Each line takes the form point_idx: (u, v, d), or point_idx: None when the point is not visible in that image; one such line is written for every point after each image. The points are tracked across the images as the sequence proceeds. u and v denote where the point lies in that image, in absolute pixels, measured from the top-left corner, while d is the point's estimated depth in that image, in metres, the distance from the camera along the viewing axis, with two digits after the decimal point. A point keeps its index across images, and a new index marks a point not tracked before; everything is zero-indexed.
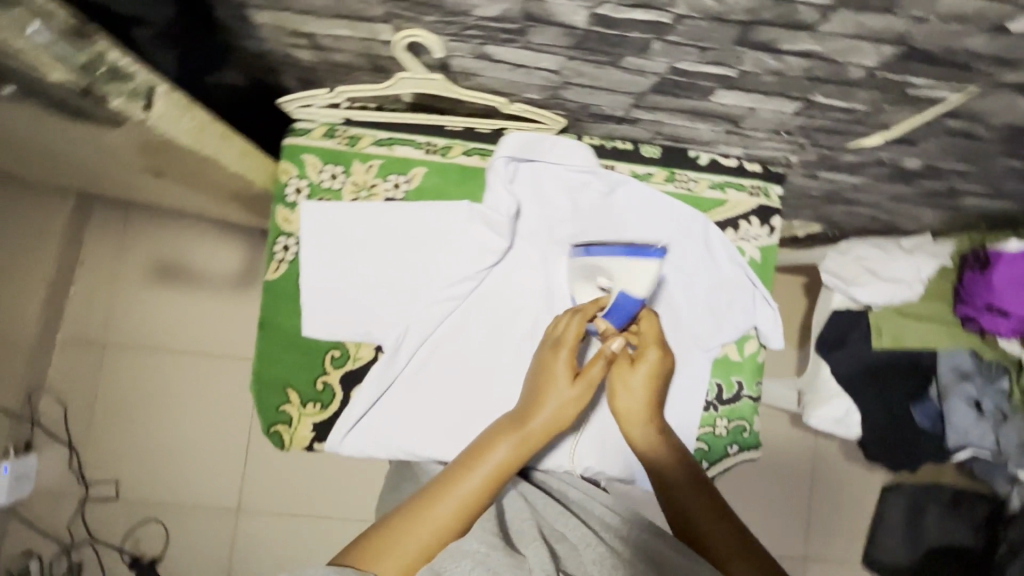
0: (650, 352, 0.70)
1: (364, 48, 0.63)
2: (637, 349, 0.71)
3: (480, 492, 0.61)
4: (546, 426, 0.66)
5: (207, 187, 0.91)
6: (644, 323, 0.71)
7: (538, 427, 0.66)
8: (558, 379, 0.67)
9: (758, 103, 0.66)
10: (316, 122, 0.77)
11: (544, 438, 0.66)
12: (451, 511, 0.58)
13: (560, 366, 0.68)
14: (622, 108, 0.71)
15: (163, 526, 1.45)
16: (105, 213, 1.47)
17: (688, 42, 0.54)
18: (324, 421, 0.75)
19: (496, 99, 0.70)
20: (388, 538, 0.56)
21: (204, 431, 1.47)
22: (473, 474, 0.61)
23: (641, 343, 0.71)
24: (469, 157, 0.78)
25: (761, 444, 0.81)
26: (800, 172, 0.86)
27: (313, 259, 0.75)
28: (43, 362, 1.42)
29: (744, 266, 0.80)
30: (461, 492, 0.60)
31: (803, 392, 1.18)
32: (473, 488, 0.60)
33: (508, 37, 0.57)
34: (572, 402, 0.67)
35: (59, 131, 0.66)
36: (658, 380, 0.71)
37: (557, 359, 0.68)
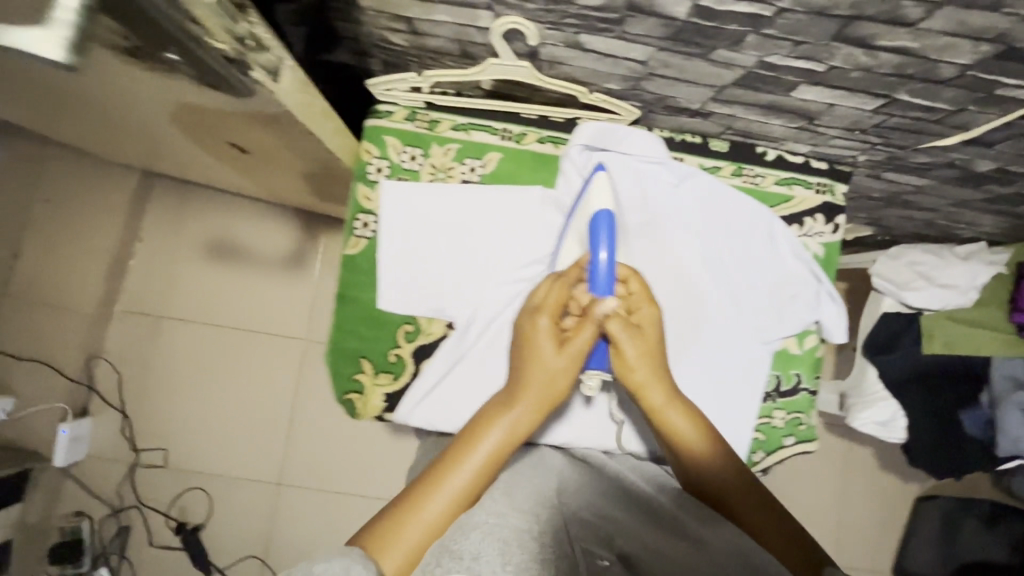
0: (644, 310, 0.71)
1: (459, 34, 0.66)
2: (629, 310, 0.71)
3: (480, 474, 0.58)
4: (542, 402, 0.64)
5: (282, 166, 0.95)
6: (633, 283, 0.71)
7: (535, 404, 0.64)
8: (544, 350, 0.66)
9: (839, 100, 0.67)
10: (398, 105, 0.81)
11: (535, 415, 0.63)
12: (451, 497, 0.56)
13: (545, 339, 0.66)
14: (700, 101, 0.73)
15: (207, 495, 1.49)
16: (164, 189, 1.52)
17: (785, 36, 0.55)
18: (395, 392, 0.79)
19: (578, 89, 0.72)
20: (387, 529, 0.53)
21: (250, 404, 1.51)
22: (470, 460, 0.59)
23: (634, 304, 0.71)
24: (543, 144, 0.81)
25: (816, 437, 0.83)
26: (865, 172, 0.87)
27: (393, 237, 0.78)
28: (100, 333, 1.49)
29: (808, 262, 0.81)
30: (461, 476, 0.57)
31: (847, 394, 1.19)
32: (472, 472, 0.58)
33: (604, 26, 0.59)
34: (561, 371, 0.65)
35: (167, 104, 0.69)
36: (654, 337, 0.70)
37: (540, 330, 0.67)
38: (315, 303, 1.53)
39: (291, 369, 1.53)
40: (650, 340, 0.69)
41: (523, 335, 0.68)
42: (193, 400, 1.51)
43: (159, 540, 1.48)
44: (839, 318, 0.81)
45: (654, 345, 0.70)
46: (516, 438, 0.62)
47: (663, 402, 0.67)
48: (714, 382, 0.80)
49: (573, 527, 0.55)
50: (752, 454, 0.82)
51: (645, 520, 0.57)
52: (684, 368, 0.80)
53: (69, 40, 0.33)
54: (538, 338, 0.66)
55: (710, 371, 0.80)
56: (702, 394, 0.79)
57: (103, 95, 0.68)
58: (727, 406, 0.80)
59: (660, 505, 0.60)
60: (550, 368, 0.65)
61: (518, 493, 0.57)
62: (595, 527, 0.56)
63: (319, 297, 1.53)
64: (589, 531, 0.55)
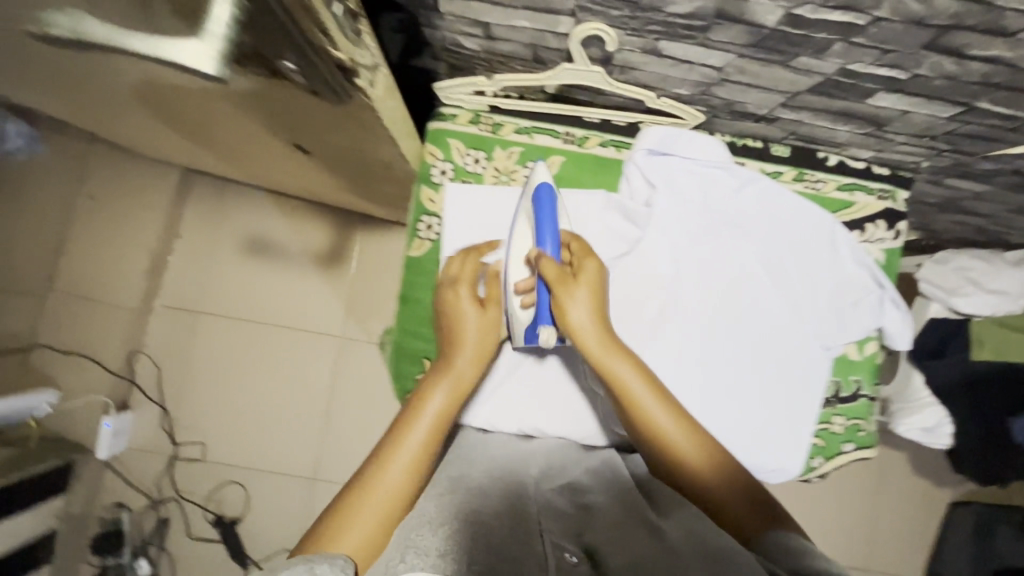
0: (588, 264, 0.71)
1: (534, 39, 0.66)
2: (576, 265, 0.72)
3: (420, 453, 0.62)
4: (472, 373, 0.69)
5: (337, 168, 0.95)
6: (575, 244, 0.73)
7: (469, 375, 0.69)
8: (466, 312, 0.71)
9: (915, 107, 0.67)
10: (462, 109, 0.82)
11: (471, 371, 0.70)
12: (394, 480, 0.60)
13: (465, 305, 0.71)
14: (768, 106, 0.73)
15: (243, 489, 1.51)
16: (203, 187, 1.55)
17: (874, 44, 0.55)
18: (457, 392, 0.80)
19: (646, 94, 0.73)
20: (334, 521, 0.57)
21: (286, 399, 1.53)
22: (409, 442, 0.63)
23: (579, 260, 0.72)
24: (605, 148, 0.83)
25: (876, 443, 0.84)
26: (926, 177, 0.86)
27: (458, 239, 0.79)
28: (141, 329, 1.52)
29: (871, 268, 0.81)
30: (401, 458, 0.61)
31: (890, 399, 1.18)
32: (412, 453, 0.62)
33: (687, 33, 0.59)
34: (485, 323, 0.71)
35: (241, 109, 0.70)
36: (600, 293, 0.71)
37: (460, 296, 0.72)
38: (351, 302, 1.54)
39: (325, 365, 1.53)
40: (596, 294, 0.70)
41: (451, 314, 0.72)
42: (230, 395, 1.52)
43: (196, 531, 1.50)
44: (902, 325, 0.81)
45: (601, 299, 0.71)
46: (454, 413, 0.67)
47: (609, 360, 0.68)
48: (772, 385, 0.81)
49: (542, 523, 0.53)
50: (811, 459, 0.83)
51: (618, 517, 0.55)
52: (743, 371, 0.81)
53: (219, 53, 0.33)
54: (463, 316, 0.71)
55: (767, 375, 0.81)
56: (760, 397, 0.81)
57: (180, 99, 0.69)
58: (784, 409, 0.81)
59: (638, 505, 0.58)
60: (475, 342, 0.70)
61: (469, 490, 0.56)
62: (569, 525, 0.53)
63: (354, 294, 1.54)
64: (560, 530, 0.52)
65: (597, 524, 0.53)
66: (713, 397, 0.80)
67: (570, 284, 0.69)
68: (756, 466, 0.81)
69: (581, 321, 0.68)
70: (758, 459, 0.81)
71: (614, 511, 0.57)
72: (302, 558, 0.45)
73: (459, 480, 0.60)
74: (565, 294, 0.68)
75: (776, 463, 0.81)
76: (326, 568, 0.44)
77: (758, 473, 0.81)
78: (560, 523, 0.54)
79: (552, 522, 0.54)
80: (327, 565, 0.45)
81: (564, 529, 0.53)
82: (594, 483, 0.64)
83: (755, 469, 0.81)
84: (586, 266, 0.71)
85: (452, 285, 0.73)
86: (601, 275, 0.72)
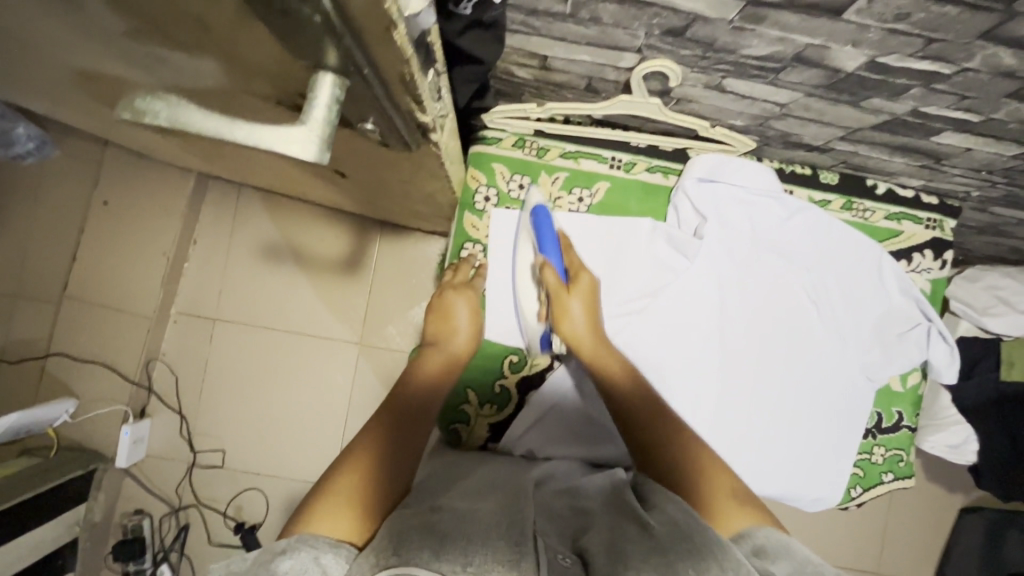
0: (582, 277, 0.75)
1: (592, 71, 0.64)
2: (571, 277, 0.76)
3: (411, 422, 0.66)
4: (452, 362, 0.76)
5: (367, 190, 0.91)
6: (571, 253, 0.78)
7: (452, 363, 0.76)
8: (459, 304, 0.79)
9: (980, 145, 0.65)
10: (507, 132, 0.81)
11: (464, 353, 0.77)
12: (393, 446, 0.61)
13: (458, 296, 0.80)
14: (825, 138, 0.71)
15: (264, 494, 1.37)
16: (223, 186, 1.41)
17: (954, 91, 0.54)
18: (499, 422, 0.82)
19: (702, 124, 0.70)
20: (343, 483, 0.55)
21: (308, 412, 1.38)
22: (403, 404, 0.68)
23: (574, 271, 0.76)
24: (651, 173, 0.81)
25: (914, 474, 0.85)
26: (972, 205, 0.85)
27: (506, 271, 0.81)
28: (158, 336, 1.36)
29: (919, 298, 0.81)
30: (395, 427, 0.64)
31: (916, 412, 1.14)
32: (403, 423, 0.65)
33: (758, 72, 0.57)
34: (475, 316, 0.79)
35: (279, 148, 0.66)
36: (593, 301, 0.75)
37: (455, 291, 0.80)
38: (370, 312, 1.39)
39: (345, 374, 1.39)
40: (590, 305, 0.74)
41: (442, 309, 0.79)
42: (252, 407, 1.38)
43: (217, 538, 1.36)
44: (947, 358, 0.81)
45: (598, 310, 0.75)
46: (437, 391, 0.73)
47: (604, 360, 0.72)
48: (817, 416, 0.81)
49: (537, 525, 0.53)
50: (850, 489, 0.84)
51: (610, 519, 0.55)
52: (789, 402, 0.81)
53: (323, 139, 0.31)
54: (456, 308, 0.78)
55: (811, 407, 0.81)
56: (805, 427, 0.81)
57: None
58: (827, 442, 0.81)
59: (626, 503, 0.57)
60: (462, 332, 0.78)
61: (470, 507, 0.53)
62: (564, 533, 0.55)
63: (373, 304, 1.39)
64: (555, 539, 0.53)
65: (597, 530, 0.53)
66: (759, 428, 0.80)
67: (567, 297, 0.73)
68: (796, 495, 0.81)
69: (577, 328, 0.73)
70: (799, 489, 0.81)
71: (602, 505, 0.59)
72: (307, 543, 0.48)
73: (461, 488, 0.62)
74: (563, 307, 0.73)
75: (820, 492, 0.81)
76: (331, 557, 0.47)
77: (797, 501, 0.81)
78: (556, 532, 0.55)
79: (550, 529, 0.55)
80: (333, 553, 0.48)
81: (561, 534, 0.55)
82: (591, 486, 0.66)
83: (795, 498, 0.81)
84: (583, 279, 0.75)
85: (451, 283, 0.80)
86: (596, 288, 0.76)
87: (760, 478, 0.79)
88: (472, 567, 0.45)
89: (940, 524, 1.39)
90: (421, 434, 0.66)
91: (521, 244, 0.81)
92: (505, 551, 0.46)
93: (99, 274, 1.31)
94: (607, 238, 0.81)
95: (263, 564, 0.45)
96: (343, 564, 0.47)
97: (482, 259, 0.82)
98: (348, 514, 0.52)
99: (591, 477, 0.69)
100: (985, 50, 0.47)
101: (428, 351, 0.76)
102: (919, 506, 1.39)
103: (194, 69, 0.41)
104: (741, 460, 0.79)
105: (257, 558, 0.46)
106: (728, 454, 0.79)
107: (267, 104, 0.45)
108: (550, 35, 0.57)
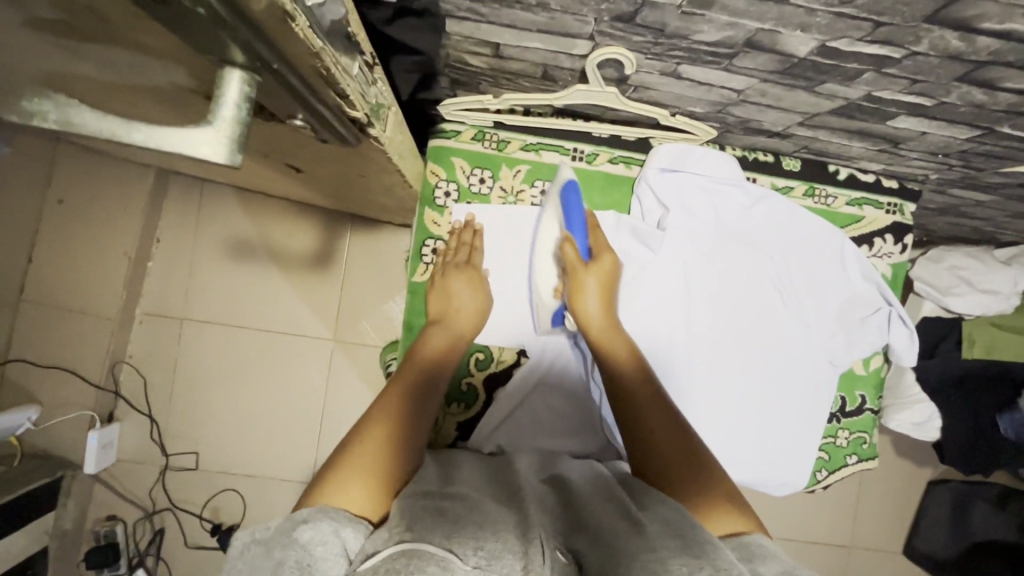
0: (604, 258, 0.74)
1: (546, 59, 0.62)
2: (594, 254, 0.75)
3: (419, 401, 0.64)
4: (457, 339, 0.73)
5: (328, 184, 0.89)
6: (596, 234, 0.76)
7: (458, 337, 0.73)
8: (461, 287, 0.75)
9: (934, 129, 0.65)
10: (466, 124, 0.79)
11: (469, 333, 0.74)
12: (406, 420, 0.60)
13: (458, 280, 0.76)
14: (784, 124, 0.71)
15: (240, 494, 1.34)
16: (184, 183, 1.36)
17: (906, 75, 0.53)
18: (468, 420, 0.82)
19: (661, 112, 0.69)
20: (352, 465, 0.53)
21: (284, 409, 1.36)
22: (407, 382, 0.65)
23: (598, 251, 0.75)
24: (614, 164, 0.81)
25: (877, 455, 0.87)
26: (932, 187, 0.86)
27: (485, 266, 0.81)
28: (123, 338, 1.32)
29: (880, 283, 0.82)
30: (406, 401, 0.63)
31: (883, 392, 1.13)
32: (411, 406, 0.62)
33: (712, 59, 0.56)
34: (478, 297, 0.76)
35: None
36: (609, 285, 0.74)
37: (455, 275, 0.76)
38: (343, 307, 1.36)
39: (319, 371, 1.36)
40: (606, 284, 0.73)
41: (440, 289, 0.76)
42: (224, 408, 1.35)
43: (195, 541, 1.34)
44: (908, 341, 0.83)
45: (612, 291, 0.74)
46: (445, 362, 0.70)
47: (611, 341, 0.71)
48: (783, 402, 0.82)
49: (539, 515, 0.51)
50: (816, 472, 0.85)
51: (599, 505, 0.53)
52: (756, 392, 0.81)
53: (233, 138, 0.29)
54: (458, 289, 0.75)
55: (780, 391, 0.82)
56: (771, 415, 0.82)
57: None
58: (794, 428, 0.82)
59: (613, 489, 0.56)
60: (464, 311, 0.75)
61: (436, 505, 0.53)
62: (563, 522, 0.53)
63: (345, 300, 1.36)
64: (555, 527, 0.51)
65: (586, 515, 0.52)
66: (728, 416, 0.80)
67: (583, 274, 0.72)
68: (763, 481, 0.82)
69: (592, 310, 0.71)
70: (765, 475, 0.82)
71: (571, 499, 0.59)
72: (327, 516, 0.46)
73: None
74: (577, 283, 0.72)
75: (786, 476, 0.82)
76: (350, 531, 0.46)
77: (765, 486, 0.83)
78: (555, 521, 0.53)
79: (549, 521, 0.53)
80: (351, 528, 0.47)
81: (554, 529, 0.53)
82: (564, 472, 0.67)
83: (763, 483, 0.82)
84: (603, 259, 0.74)
85: (451, 263, 0.77)
86: (616, 270, 0.75)
87: (728, 467, 0.80)
88: (482, 552, 0.43)
89: (909, 498, 1.42)
90: (427, 415, 0.64)
91: (543, 219, 0.78)
92: (515, 542, 0.45)
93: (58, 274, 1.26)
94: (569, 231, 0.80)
95: (284, 533, 0.43)
96: (361, 542, 0.46)
97: (478, 222, 0.81)
98: (359, 494, 0.50)
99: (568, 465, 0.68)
100: (932, 34, 0.46)
101: (433, 327, 0.73)
102: (890, 481, 1.42)
103: (109, 72, 0.38)
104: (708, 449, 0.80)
105: (279, 526, 0.45)
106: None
107: (195, 103, 0.43)
108: (498, 22, 0.55)
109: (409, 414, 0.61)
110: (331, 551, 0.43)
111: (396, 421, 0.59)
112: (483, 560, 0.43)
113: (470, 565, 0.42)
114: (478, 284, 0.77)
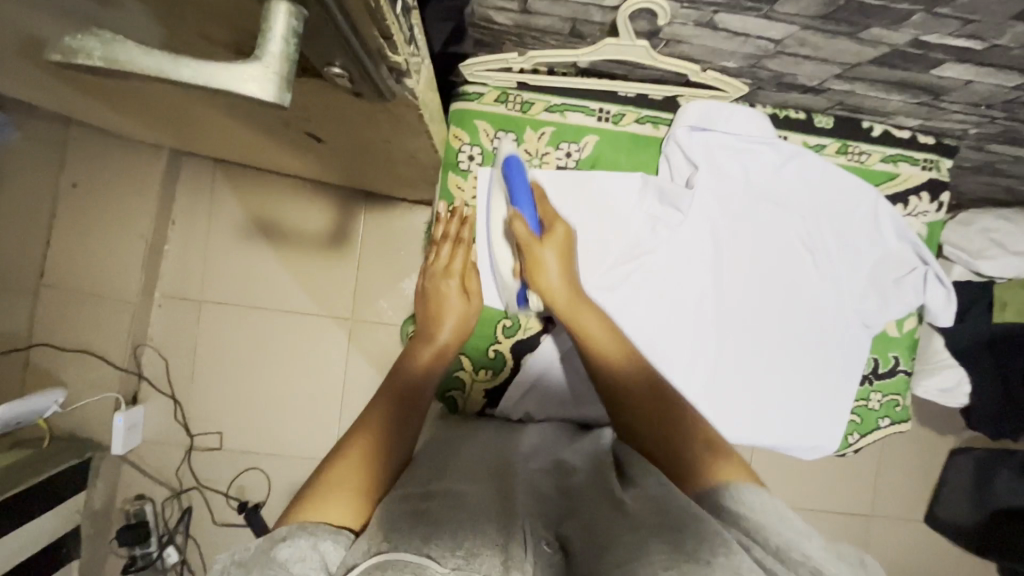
0: (558, 227, 0.72)
1: (576, 12, 0.60)
2: (546, 226, 0.73)
3: (403, 415, 0.65)
4: (445, 350, 0.75)
5: (348, 156, 0.87)
6: (544, 205, 0.74)
7: (444, 349, 0.75)
8: (449, 300, 0.77)
9: (980, 77, 0.63)
10: (488, 87, 0.77)
11: (454, 342, 0.76)
12: (387, 434, 0.60)
13: (451, 295, 0.77)
14: (821, 77, 0.68)
15: (264, 472, 1.35)
16: (196, 166, 1.35)
17: (959, 15, 0.51)
18: (494, 387, 0.81)
19: (692, 68, 0.67)
20: (333, 486, 0.52)
21: (305, 388, 1.36)
22: (389, 400, 0.66)
23: (551, 220, 0.73)
24: (641, 125, 0.79)
25: (910, 417, 0.86)
26: (969, 143, 0.83)
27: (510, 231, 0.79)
28: (144, 320, 1.32)
29: (914, 242, 0.80)
30: (389, 415, 0.63)
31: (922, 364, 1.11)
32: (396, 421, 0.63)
33: (752, 5, 0.54)
34: (467, 312, 0.77)
35: (244, 111, 0.62)
36: (566, 255, 0.72)
37: (446, 288, 0.78)
38: (358, 286, 1.36)
39: (338, 349, 1.36)
40: (564, 254, 0.72)
41: (433, 302, 0.78)
42: (244, 388, 1.36)
43: (222, 518, 1.35)
44: (944, 300, 0.81)
45: (572, 259, 0.73)
46: (432, 375, 0.72)
47: (581, 312, 0.69)
48: (813, 366, 0.81)
49: (524, 507, 0.51)
50: (848, 436, 0.84)
51: (589, 496, 0.53)
52: (784, 355, 0.80)
53: (280, 76, 0.28)
54: (447, 298, 0.77)
55: (807, 356, 0.81)
56: (800, 376, 0.80)
57: (168, 91, 0.59)
58: (824, 392, 0.81)
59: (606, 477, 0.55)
60: (448, 323, 0.76)
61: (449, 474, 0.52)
62: (551, 511, 0.53)
63: (361, 279, 1.36)
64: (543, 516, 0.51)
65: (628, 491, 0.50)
66: (755, 381, 0.79)
67: (539, 248, 0.70)
68: (795, 445, 0.81)
69: (555, 285, 0.69)
70: (798, 439, 0.81)
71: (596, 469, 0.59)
72: (306, 532, 0.45)
73: (452, 461, 0.60)
74: (535, 259, 0.70)
75: (817, 441, 0.81)
76: (330, 545, 0.45)
77: (797, 449, 0.81)
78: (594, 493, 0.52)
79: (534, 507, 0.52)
80: (332, 540, 0.45)
81: (545, 513, 0.52)
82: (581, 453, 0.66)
83: (795, 447, 0.81)
84: (557, 229, 0.72)
85: (438, 272, 0.79)
86: (570, 236, 0.73)
87: (761, 432, 0.79)
88: (460, 551, 0.42)
89: (930, 466, 1.41)
90: (409, 429, 0.64)
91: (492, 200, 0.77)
92: (494, 535, 0.45)
93: (77, 259, 1.26)
94: (595, 210, 0.78)
95: (264, 552, 0.42)
96: (342, 553, 0.45)
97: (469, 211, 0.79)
98: (342, 506, 0.50)
99: (575, 448, 0.68)
100: None
101: (417, 343, 0.75)
102: (914, 450, 1.41)
103: (138, 22, 0.36)
104: (738, 413, 0.79)
105: (258, 545, 0.43)
106: (727, 423, 0.79)
107: (228, 57, 0.41)
108: None
109: (392, 429, 0.62)
110: (311, 567, 0.42)
111: (376, 436, 0.59)
112: (461, 559, 0.42)
113: (449, 567, 0.41)
114: (469, 293, 0.78)
